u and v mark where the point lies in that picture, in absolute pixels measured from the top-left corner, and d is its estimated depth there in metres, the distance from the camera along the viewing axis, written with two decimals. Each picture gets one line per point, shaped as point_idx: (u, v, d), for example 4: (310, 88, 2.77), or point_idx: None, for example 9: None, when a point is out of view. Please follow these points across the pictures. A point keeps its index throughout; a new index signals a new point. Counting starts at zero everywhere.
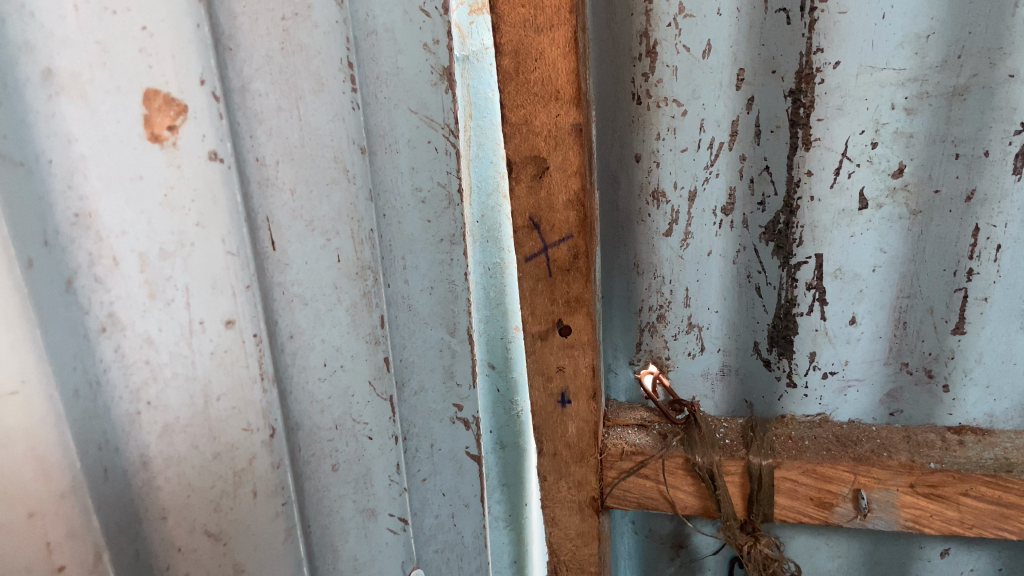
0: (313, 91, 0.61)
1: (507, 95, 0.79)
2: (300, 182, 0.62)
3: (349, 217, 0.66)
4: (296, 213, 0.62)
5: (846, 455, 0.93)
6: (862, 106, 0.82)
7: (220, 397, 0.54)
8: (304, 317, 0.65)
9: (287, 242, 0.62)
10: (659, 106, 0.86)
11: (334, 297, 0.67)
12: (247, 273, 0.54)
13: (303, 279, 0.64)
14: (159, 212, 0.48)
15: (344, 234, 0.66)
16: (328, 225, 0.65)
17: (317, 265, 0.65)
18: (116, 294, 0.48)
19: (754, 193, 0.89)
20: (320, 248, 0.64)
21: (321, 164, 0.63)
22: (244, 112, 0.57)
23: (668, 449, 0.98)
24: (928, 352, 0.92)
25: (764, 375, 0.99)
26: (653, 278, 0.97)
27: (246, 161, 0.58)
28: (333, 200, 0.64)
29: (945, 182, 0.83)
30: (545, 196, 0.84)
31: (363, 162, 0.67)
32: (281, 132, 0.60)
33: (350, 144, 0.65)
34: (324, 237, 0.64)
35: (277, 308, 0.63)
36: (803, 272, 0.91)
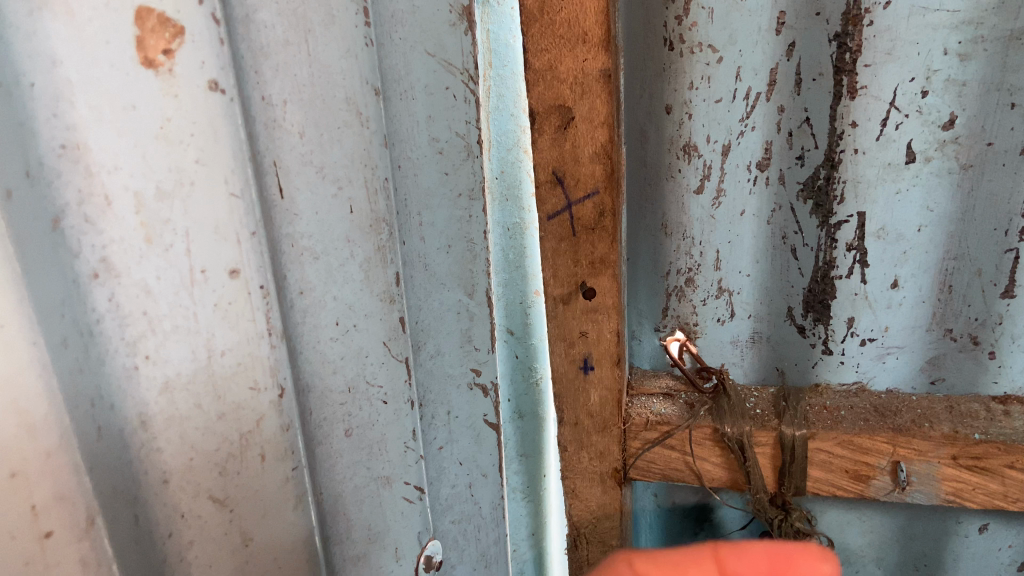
0: (324, 24, 0.56)
1: (530, 38, 0.74)
2: (309, 125, 0.57)
3: (362, 164, 0.61)
4: (306, 158, 0.57)
5: (885, 426, 0.88)
6: (912, 51, 0.76)
7: (224, 353, 0.50)
8: (314, 272, 0.61)
9: (296, 189, 0.57)
10: (692, 52, 0.81)
11: (346, 251, 0.62)
12: (253, 219, 0.50)
13: (313, 231, 0.60)
14: (155, 147, 0.44)
15: (357, 182, 0.61)
16: (340, 172, 0.60)
17: (328, 216, 0.60)
18: (108, 237, 0.43)
19: (792, 147, 0.83)
20: (331, 197, 0.60)
21: (332, 106, 0.58)
22: (248, 45, 0.52)
23: (696, 419, 0.94)
24: (974, 318, 0.87)
25: (798, 343, 0.95)
26: (682, 240, 0.92)
27: (251, 99, 0.53)
28: (344, 145, 0.60)
29: (999, 134, 0.77)
30: (570, 149, 0.79)
31: (376, 107, 0.61)
32: (289, 69, 0.55)
33: (363, 83, 0.59)
34: (335, 186, 0.60)
35: (287, 262, 0.58)
36: (842, 233, 0.86)
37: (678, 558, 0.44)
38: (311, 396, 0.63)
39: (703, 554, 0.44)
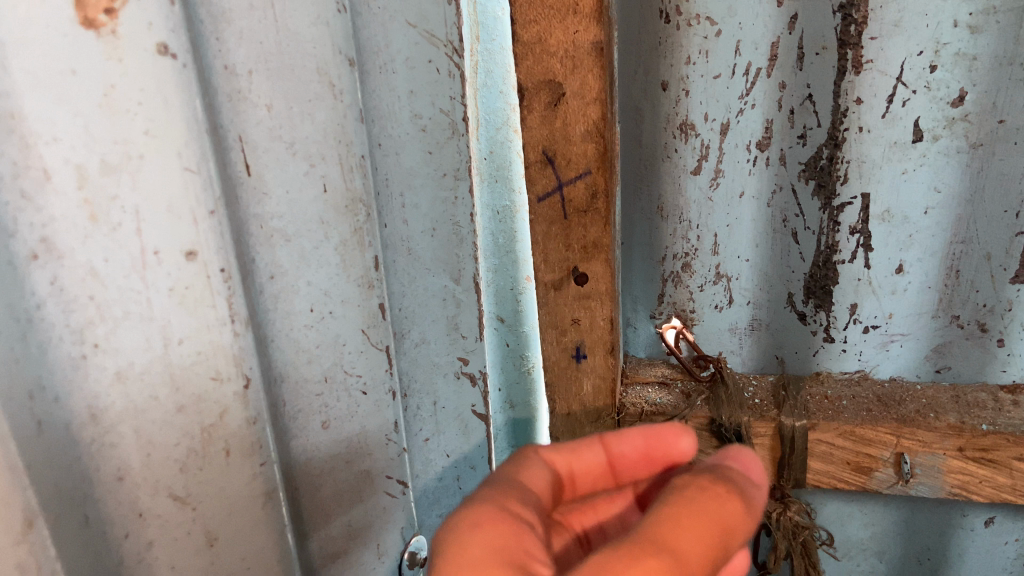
0: None
1: (518, 9, 0.70)
2: (277, 97, 0.53)
3: (337, 140, 0.58)
4: (274, 133, 0.54)
5: (889, 416, 0.85)
6: (920, 23, 0.72)
7: (182, 341, 0.46)
8: (286, 255, 0.57)
9: (265, 167, 0.54)
10: (689, 25, 0.77)
11: (320, 234, 0.59)
12: (212, 197, 0.46)
13: (284, 211, 0.56)
14: (98, 115, 0.40)
15: (331, 159, 0.58)
16: (312, 148, 0.56)
17: (300, 195, 0.56)
18: (50, 215, 0.39)
19: (794, 125, 0.79)
20: (302, 175, 0.56)
21: (302, 76, 0.54)
22: (207, 10, 0.48)
23: (692, 409, 0.90)
24: (982, 304, 0.84)
25: (799, 330, 0.91)
26: (679, 223, 0.88)
27: (211, 68, 0.49)
28: (316, 119, 0.56)
29: (1012, 111, 0.74)
30: (561, 127, 0.75)
31: (352, 78, 0.58)
32: (254, 36, 0.51)
33: (335, 53, 0.56)
34: (306, 163, 0.56)
35: (255, 244, 0.55)
36: (847, 215, 0.82)
37: (577, 443, 0.53)
38: (280, 389, 0.59)
39: (593, 438, 0.54)
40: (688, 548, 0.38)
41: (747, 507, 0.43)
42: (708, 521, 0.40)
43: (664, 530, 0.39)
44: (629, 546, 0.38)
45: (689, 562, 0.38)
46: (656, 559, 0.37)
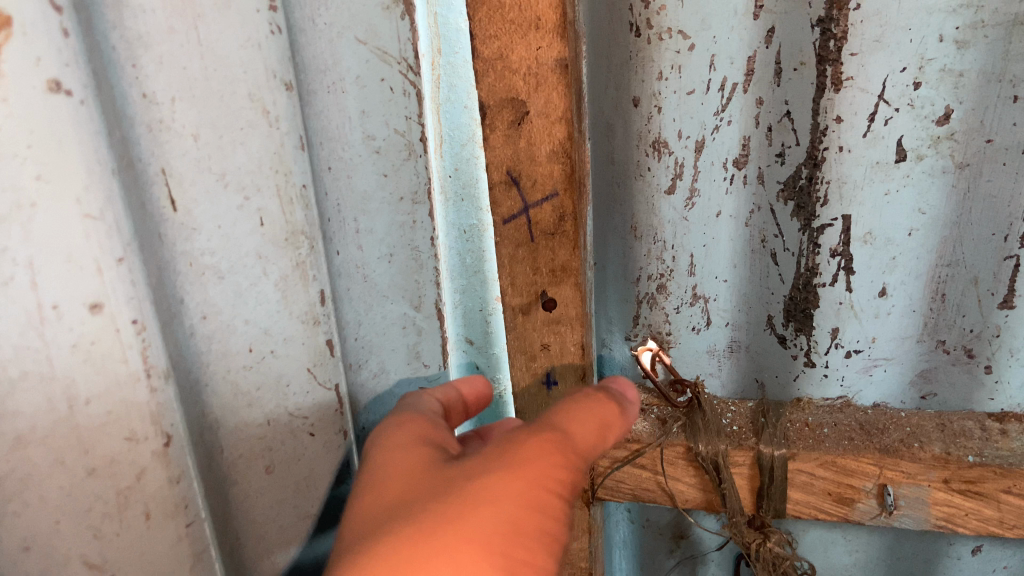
0: (216, 7, 0.47)
1: (477, 23, 0.66)
2: (205, 125, 0.49)
3: (273, 170, 0.53)
4: (202, 164, 0.50)
5: (871, 446, 0.81)
6: (904, 37, 0.68)
7: (89, 397, 0.46)
8: (219, 293, 0.53)
9: (193, 201, 0.50)
10: (661, 39, 0.73)
11: (258, 269, 0.54)
12: (122, 243, 0.45)
13: (217, 246, 0.52)
14: None
15: (267, 191, 0.53)
16: (245, 179, 0.52)
17: (234, 230, 0.52)
18: None
19: (772, 143, 0.76)
20: (236, 208, 0.52)
21: (231, 104, 0.50)
22: (121, 33, 0.45)
23: (668, 436, 0.87)
24: (969, 329, 0.80)
25: (779, 353, 0.88)
26: (653, 244, 0.84)
27: (128, 99, 0.46)
28: (250, 148, 0.51)
29: (1000, 130, 0.70)
30: (526, 147, 0.71)
31: (290, 104, 0.53)
32: (176, 60, 0.47)
33: (269, 78, 0.51)
34: (240, 195, 0.52)
35: (182, 283, 0.52)
36: (827, 237, 0.78)
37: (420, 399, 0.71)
38: (215, 431, 0.56)
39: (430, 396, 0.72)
40: (575, 430, 0.67)
41: (622, 410, 0.72)
42: (594, 417, 0.71)
43: (559, 422, 0.67)
44: (526, 433, 0.62)
45: (573, 440, 0.66)
46: (549, 439, 0.61)
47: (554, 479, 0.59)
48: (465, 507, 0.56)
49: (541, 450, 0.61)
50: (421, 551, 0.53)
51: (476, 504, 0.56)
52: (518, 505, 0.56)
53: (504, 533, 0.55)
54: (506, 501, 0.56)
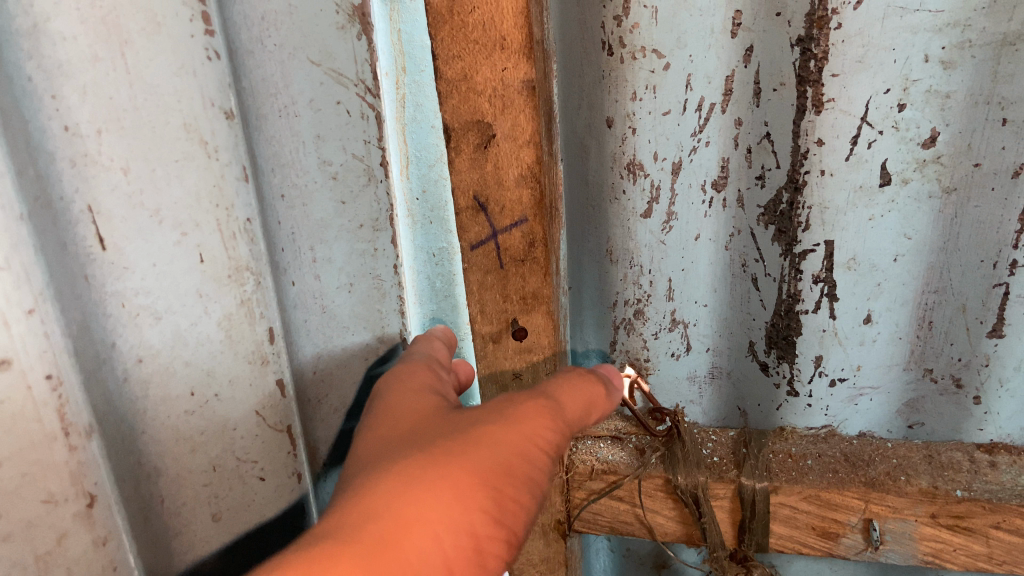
0: (146, 33, 0.45)
1: (440, 43, 0.62)
2: (134, 158, 0.47)
3: (212, 204, 0.51)
4: (133, 199, 0.47)
5: (856, 479, 0.78)
6: (887, 58, 0.65)
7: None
8: (156, 335, 0.51)
9: (124, 238, 0.48)
10: (634, 58, 0.70)
11: (198, 309, 0.52)
12: (33, 294, 0.43)
13: (152, 285, 0.50)
14: None
15: (207, 226, 0.51)
16: (182, 214, 0.49)
17: (170, 267, 0.50)
18: None
19: (752, 165, 0.73)
20: (172, 244, 0.50)
21: (164, 134, 0.47)
22: (38, 63, 0.43)
23: (646, 468, 0.83)
24: (956, 357, 0.77)
25: (761, 381, 0.85)
26: (629, 268, 0.81)
27: (49, 132, 0.44)
28: (186, 180, 0.49)
29: (988, 154, 0.67)
30: (493, 171, 0.68)
31: (231, 133, 0.51)
32: (101, 90, 0.44)
33: (206, 106, 0.49)
34: (177, 231, 0.50)
35: (115, 327, 0.49)
36: (809, 262, 0.75)
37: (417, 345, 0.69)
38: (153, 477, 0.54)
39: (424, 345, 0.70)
40: (568, 401, 0.60)
41: (613, 391, 0.65)
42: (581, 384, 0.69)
43: (551, 390, 0.61)
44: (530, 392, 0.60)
45: (569, 413, 0.60)
46: (540, 403, 0.57)
47: (543, 439, 0.56)
48: (459, 446, 0.52)
49: (534, 409, 0.57)
50: (423, 475, 0.50)
51: (484, 440, 0.53)
52: (521, 453, 0.54)
53: (497, 471, 0.52)
54: (503, 445, 0.53)
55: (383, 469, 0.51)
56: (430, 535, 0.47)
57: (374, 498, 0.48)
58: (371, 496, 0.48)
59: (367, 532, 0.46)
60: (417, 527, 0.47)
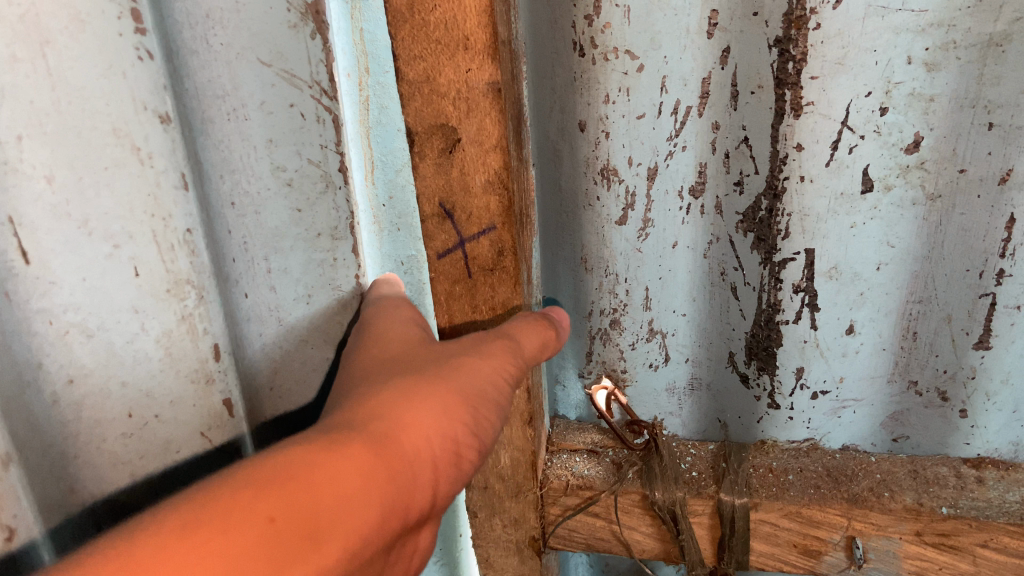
0: (68, 32, 0.45)
1: (401, 43, 0.60)
2: (60, 165, 0.47)
3: (147, 214, 0.51)
4: (59, 210, 0.48)
5: (839, 495, 0.75)
6: (869, 59, 0.62)
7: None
8: (88, 355, 0.52)
9: (50, 252, 0.48)
10: (606, 59, 0.67)
11: (135, 326, 0.53)
12: None
13: (82, 301, 0.50)
14: None
15: (142, 237, 0.51)
16: (113, 226, 0.50)
17: (102, 282, 0.51)
18: None
19: (729, 170, 0.71)
20: (103, 258, 0.50)
21: (91, 141, 0.47)
22: None
23: (622, 483, 0.80)
24: (942, 370, 0.75)
25: (742, 393, 0.82)
26: (605, 277, 0.79)
27: None
28: (116, 188, 0.49)
29: (974, 160, 0.64)
30: (459, 177, 0.65)
31: (166, 138, 0.51)
32: (22, 93, 0.45)
33: (138, 109, 0.49)
34: (109, 244, 0.50)
35: (41, 346, 0.50)
36: (789, 271, 0.72)
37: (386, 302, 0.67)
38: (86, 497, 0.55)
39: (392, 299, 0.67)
40: (524, 335, 0.58)
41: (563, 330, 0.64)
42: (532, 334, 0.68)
43: (507, 328, 0.58)
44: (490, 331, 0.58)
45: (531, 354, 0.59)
46: (503, 342, 0.56)
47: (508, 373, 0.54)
48: (439, 373, 0.51)
49: (497, 346, 0.55)
50: (413, 389, 0.48)
51: (462, 366, 0.52)
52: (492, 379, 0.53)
53: (475, 395, 0.50)
54: (476, 373, 0.52)
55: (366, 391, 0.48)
56: (421, 433, 0.44)
57: (363, 406, 0.45)
58: (354, 409, 0.45)
59: (365, 428, 0.43)
60: (410, 428, 0.44)
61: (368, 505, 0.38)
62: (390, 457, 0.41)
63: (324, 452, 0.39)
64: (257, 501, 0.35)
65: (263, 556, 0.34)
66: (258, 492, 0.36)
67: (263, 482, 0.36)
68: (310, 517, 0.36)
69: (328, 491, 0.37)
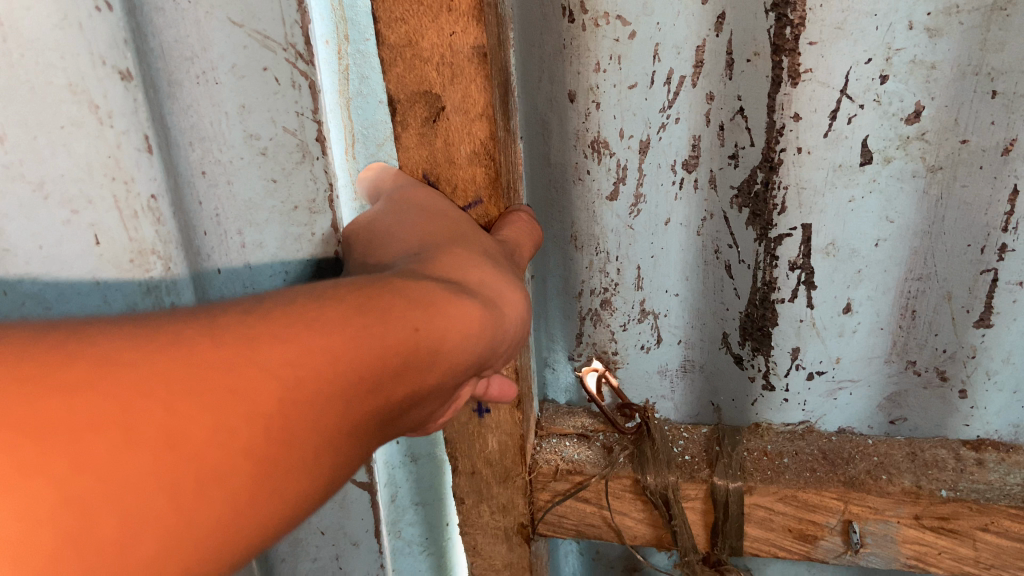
0: None
1: (381, 4, 0.56)
2: (10, 121, 0.43)
3: (107, 177, 0.48)
4: (10, 172, 0.44)
5: (835, 478, 0.74)
6: (869, 25, 0.59)
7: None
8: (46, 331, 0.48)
9: (2, 217, 0.44)
10: (596, 25, 0.64)
11: (97, 299, 0.50)
12: None
13: (37, 271, 0.46)
14: None
15: (102, 203, 0.48)
16: (71, 190, 0.46)
17: (60, 250, 0.47)
18: None
19: (724, 143, 0.68)
20: (61, 223, 0.47)
21: (45, 97, 0.44)
22: None
23: (614, 467, 0.78)
24: (942, 349, 0.73)
25: (735, 375, 0.80)
26: (595, 255, 0.76)
27: None
28: (72, 148, 0.46)
29: (977, 130, 0.62)
30: (443, 147, 0.62)
31: (126, 97, 0.48)
32: None
33: (97, 64, 0.46)
34: (67, 209, 0.47)
35: None
36: (785, 248, 0.70)
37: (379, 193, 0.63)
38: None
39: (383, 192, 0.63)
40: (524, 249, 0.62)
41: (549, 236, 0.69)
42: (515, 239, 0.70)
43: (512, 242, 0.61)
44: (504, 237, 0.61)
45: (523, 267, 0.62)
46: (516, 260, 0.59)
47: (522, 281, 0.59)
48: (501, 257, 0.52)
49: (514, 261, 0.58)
50: (492, 263, 0.50)
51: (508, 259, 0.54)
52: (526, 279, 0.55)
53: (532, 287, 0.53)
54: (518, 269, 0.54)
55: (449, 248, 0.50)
56: (514, 306, 0.47)
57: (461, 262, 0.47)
58: (451, 263, 0.47)
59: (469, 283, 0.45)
60: (502, 292, 0.47)
61: (467, 342, 0.40)
62: (496, 316, 0.44)
63: (441, 292, 0.40)
64: (401, 311, 0.37)
65: (403, 352, 0.36)
66: (402, 300, 0.38)
67: (401, 297, 0.38)
68: (436, 341, 0.38)
69: (447, 328, 0.39)
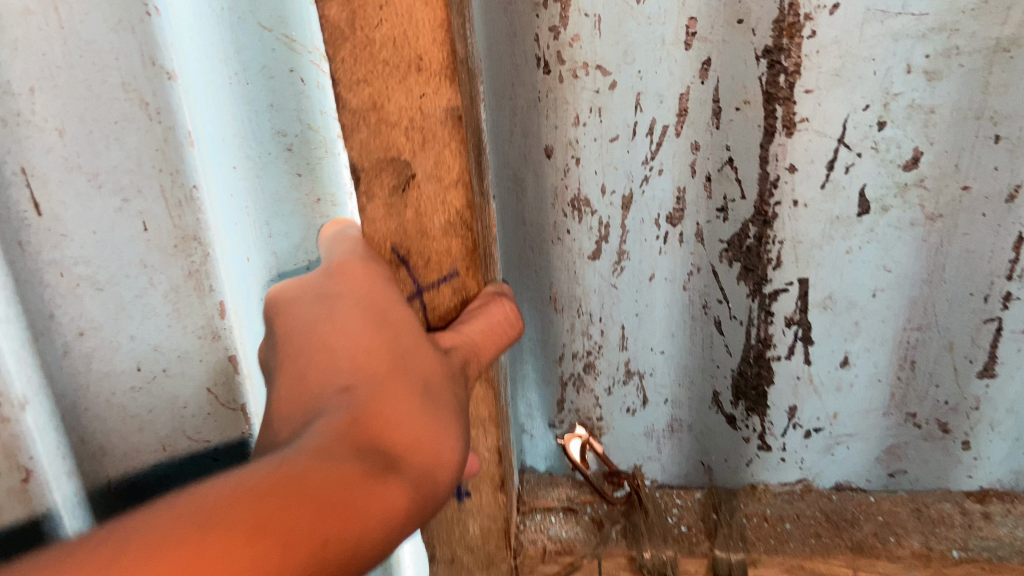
0: None
1: (340, 65, 0.50)
2: (74, 119, 0.53)
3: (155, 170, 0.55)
4: (70, 163, 0.54)
5: (841, 543, 0.71)
6: (867, 69, 0.56)
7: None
8: (99, 310, 0.58)
9: (61, 205, 0.55)
10: (575, 76, 0.59)
11: (143, 279, 0.58)
12: None
13: (91, 253, 0.56)
14: None
15: (149, 193, 0.56)
16: (122, 178, 0.55)
17: (109, 237, 0.56)
18: None
19: (713, 196, 0.64)
20: (113, 212, 0.56)
21: (103, 94, 0.53)
22: None
23: (606, 545, 0.72)
24: (944, 401, 0.70)
25: (727, 434, 0.75)
26: (577, 318, 0.70)
27: None
28: (125, 143, 0.54)
29: (979, 176, 0.59)
30: (414, 219, 0.56)
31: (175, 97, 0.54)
32: (36, 49, 0.50)
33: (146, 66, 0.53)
34: (120, 198, 0.55)
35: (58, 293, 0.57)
36: (780, 304, 0.66)
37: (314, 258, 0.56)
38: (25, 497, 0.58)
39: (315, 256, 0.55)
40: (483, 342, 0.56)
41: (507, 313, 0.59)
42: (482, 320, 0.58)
43: (467, 333, 0.56)
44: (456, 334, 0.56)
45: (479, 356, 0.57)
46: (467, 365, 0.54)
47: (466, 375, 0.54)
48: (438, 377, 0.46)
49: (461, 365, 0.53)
50: (424, 402, 0.43)
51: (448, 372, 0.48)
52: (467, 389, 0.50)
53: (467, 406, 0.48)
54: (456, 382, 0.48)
55: (379, 381, 0.44)
56: (446, 455, 0.41)
57: (388, 406, 0.42)
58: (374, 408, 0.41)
59: (391, 442, 0.39)
60: (435, 439, 0.41)
61: (387, 535, 0.34)
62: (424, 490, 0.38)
63: (362, 475, 0.35)
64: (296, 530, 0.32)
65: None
66: (303, 509, 0.32)
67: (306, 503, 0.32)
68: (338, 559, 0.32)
69: (359, 537, 0.33)
